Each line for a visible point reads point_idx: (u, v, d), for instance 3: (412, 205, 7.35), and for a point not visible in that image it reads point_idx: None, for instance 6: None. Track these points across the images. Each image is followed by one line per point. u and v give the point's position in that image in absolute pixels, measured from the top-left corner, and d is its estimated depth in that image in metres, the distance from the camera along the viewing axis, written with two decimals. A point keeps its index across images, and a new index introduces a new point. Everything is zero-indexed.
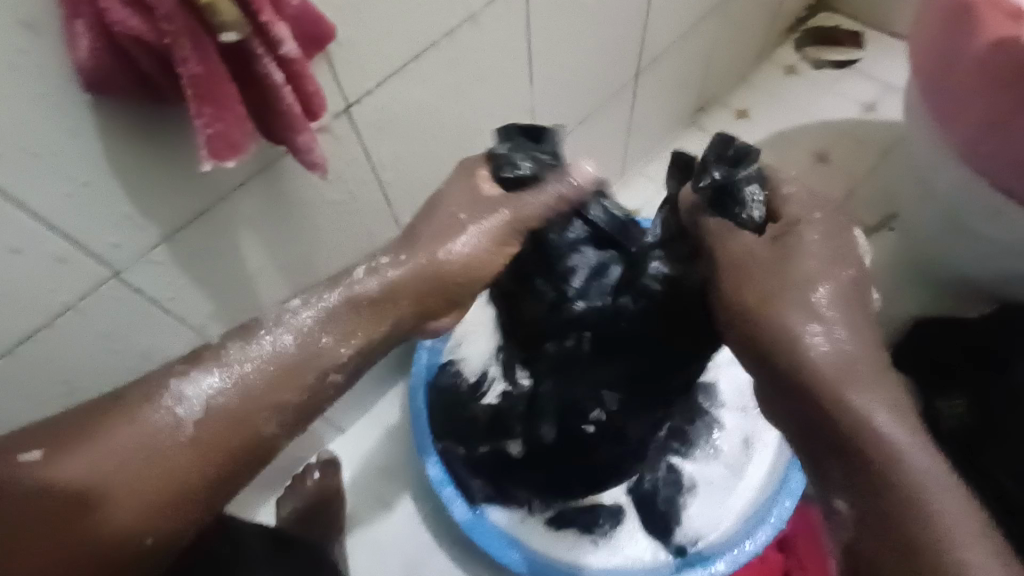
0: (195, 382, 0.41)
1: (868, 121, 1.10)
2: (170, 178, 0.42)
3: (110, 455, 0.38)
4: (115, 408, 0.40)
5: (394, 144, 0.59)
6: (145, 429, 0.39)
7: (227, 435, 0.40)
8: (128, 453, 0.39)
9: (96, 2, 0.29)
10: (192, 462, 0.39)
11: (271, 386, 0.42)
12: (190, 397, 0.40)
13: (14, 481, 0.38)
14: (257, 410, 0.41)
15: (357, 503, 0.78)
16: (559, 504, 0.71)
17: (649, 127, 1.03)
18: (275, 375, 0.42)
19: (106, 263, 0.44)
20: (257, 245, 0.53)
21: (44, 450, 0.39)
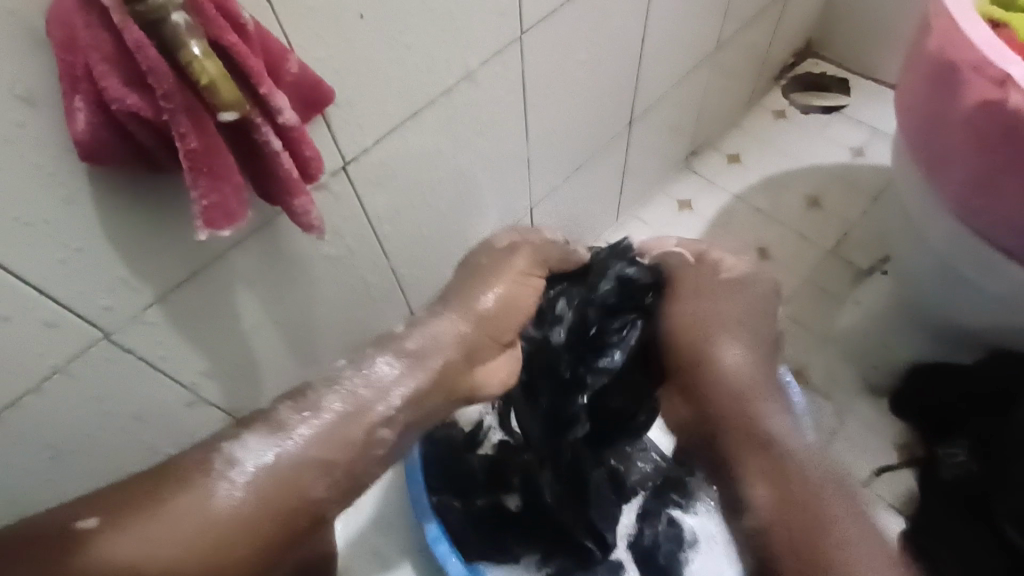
0: (249, 451, 0.44)
1: (858, 165, 1.12)
2: (165, 241, 0.42)
3: (171, 521, 0.41)
4: (173, 474, 0.43)
5: (391, 198, 0.60)
6: (196, 498, 0.42)
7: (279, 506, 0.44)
8: (185, 520, 0.41)
9: (95, 80, 0.29)
10: (245, 524, 0.42)
11: (323, 449, 0.45)
12: (246, 461, 0.44)
13: (72, 548, 0.39)
14: (309, 472, 0.45)
15: (349, 560, 0.75)
16: (559, 560, 0.68)
17: (643, 172, 1.04)
18: (326, 439, 0.46)
19: (98, 325, 0.43)
20: (252, 302, 0.53)
21: (99, 518, 0.40)
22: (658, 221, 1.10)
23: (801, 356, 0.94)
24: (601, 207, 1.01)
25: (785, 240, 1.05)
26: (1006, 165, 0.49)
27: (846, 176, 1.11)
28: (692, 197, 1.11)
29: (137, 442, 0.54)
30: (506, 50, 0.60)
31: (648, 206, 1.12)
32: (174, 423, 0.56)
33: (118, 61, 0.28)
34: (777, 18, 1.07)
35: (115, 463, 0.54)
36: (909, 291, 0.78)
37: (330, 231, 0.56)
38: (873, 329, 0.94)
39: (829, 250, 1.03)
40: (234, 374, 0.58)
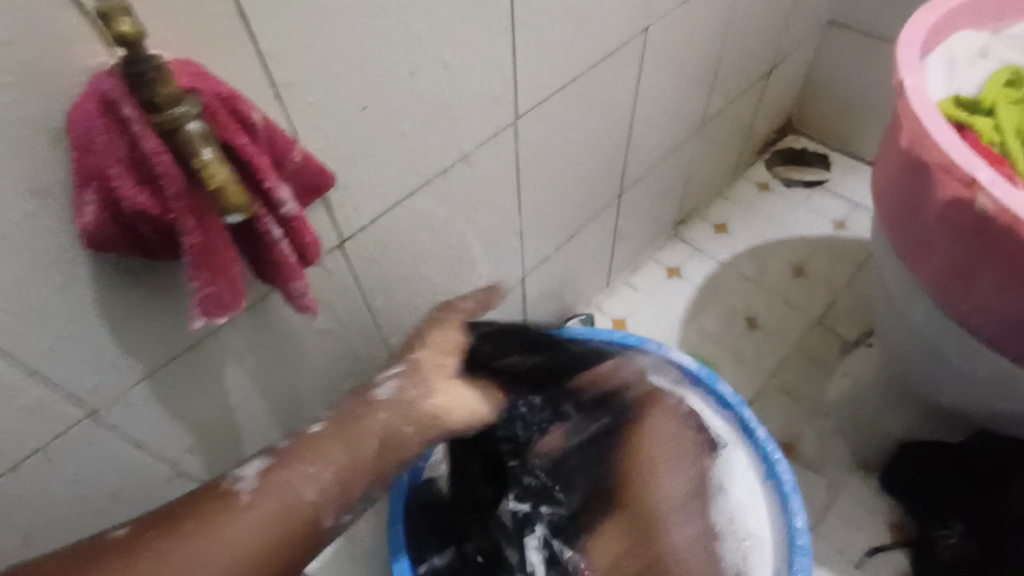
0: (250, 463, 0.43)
1: (840, 237, 1.15)
2: (160, 321, 0.43)
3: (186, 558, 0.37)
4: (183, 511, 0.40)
5: (385, 272, 0.61)
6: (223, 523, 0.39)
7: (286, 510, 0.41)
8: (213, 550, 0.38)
9: (107, 180, 0.30)
10: (257, 530, 0.39)
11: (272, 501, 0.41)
12: (245, 476, 0.42)
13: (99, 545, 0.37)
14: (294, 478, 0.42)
15: None
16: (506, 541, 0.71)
17: (632, 240, 1.07)
18: (269, 500, 0.41)
19: (84, 405, 0.43)
20: (241, 377, 0.53)
21: (127, 529, 0.38)
22: (647, 289, 1.12)
23: (790, 429, 0.94)
24: (592, 272, 1.03)
25: (772, 310, 1.07)
26: (987, 258, 0.50)
27: (828, 246, 1.14)
28: (679, 265, 1.14)
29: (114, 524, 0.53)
30: (502, 133, 0.63)
31: (637, 273, 1.14)
32: (154, 499, 0.55)
33: (132, 164, 0.30)
34: (759, 95, 1.13)
35: None
36: (892, 367, 0.80)
37: (324, 305, 0.56)
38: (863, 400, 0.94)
39: (815, 320, 1.05)
40: (218, 450, 0.57)
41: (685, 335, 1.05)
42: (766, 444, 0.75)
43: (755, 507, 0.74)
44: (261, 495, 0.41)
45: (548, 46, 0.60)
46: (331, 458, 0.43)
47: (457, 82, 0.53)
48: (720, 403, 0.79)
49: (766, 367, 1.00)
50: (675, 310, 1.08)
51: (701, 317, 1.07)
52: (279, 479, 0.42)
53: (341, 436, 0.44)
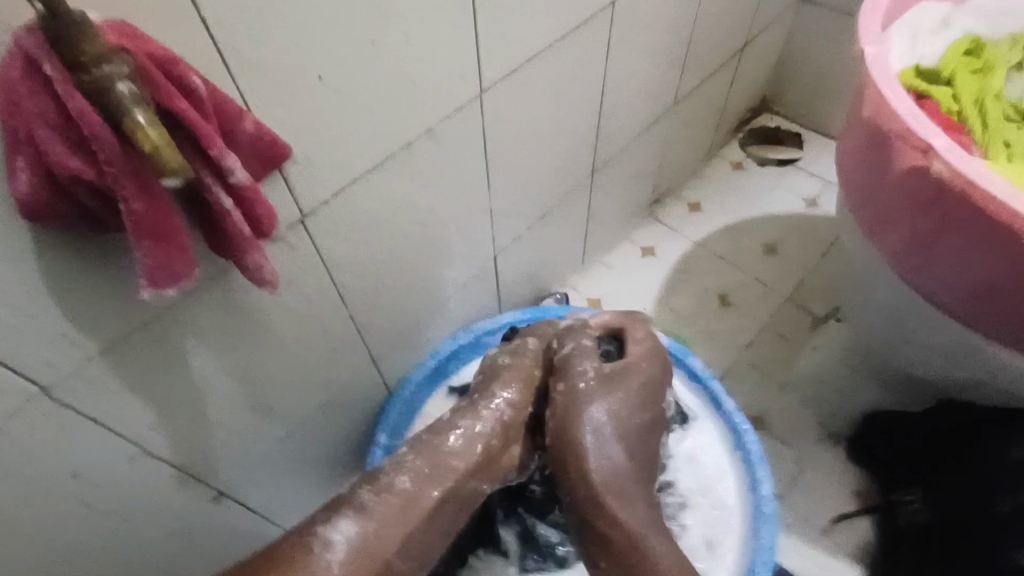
0: (341, 524, 0.50)
1: (812, 215, 1.16)
2: (113, 293, 0.42)
3: None
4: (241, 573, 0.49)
5: (350, 248, 0.60)
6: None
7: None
8: None
9: (38, 145, 0.29)
10: None
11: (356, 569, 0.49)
12: (335, 544, 0.49)
13: None
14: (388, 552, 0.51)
15: None
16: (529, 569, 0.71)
17: (606, 219, 1.07)
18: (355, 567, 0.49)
19: (35, 379, 0.42)
20: (203, 353, 0.52)
21: None
22: (621, 267, 1.12)
23: (762, 403, 0.96)
24: (566, 251, 1.03)
25: (745, 287, 1.08)
26: (942, 226, 0.51)
27: (800, 224, 1.16)
28: (654, 243, 1.15)
29: (75, 504, 0.52)
30: (469, 107, 0.62)
31: (613, 252, 1.14)
32: (116, 479, 0.54)
33: (64, 127, 0.29)
34: (733, 74, 1.13)
35: (48, 527, 0.51)
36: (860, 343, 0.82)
37: (287, 281, 0.56)
38: (832, 373, 0.96)
39: (787, 297, 1.06)
40: (183, 429, 0.56)
41: (659, 313, 1.06)
42: (735, 417, 0.77)
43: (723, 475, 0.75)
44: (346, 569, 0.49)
45: (514, 17, 0.60)
46: (394, 532, 0.52)
47: (420, 54, 0.52)
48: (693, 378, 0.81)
49: (738, 342, 1.02)
50: (650, 287, 1.09)
51: (676, 295, 1.08)
52: (362, 548, 0.50)
53: (408, 515, 0.53)
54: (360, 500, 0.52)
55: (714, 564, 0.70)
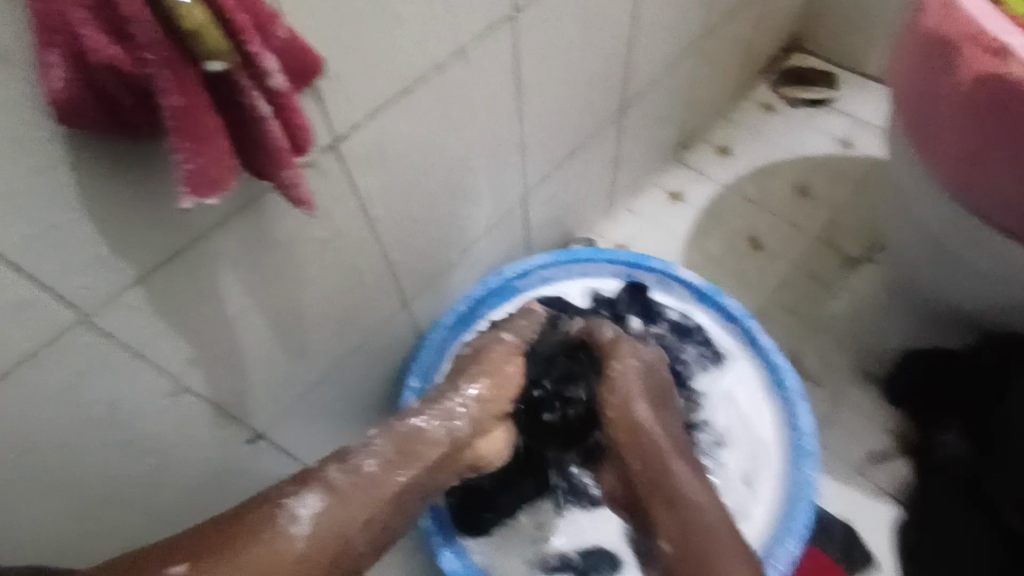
0: (307, 498, 0.50)
1: (845, 155, 1.12)
2: (150, 213, 0.41)
3: None
4: (238, 531, 0.47)
5: (382, 178, 0.58)
6: (279, 544, 0.47)
7: (327, 550, 0.49)
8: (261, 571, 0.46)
9: (71, 30, 0.27)
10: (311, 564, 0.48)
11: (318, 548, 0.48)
12: (302, 516, 0.49)
13: None
14: (348, 527, 0.50)
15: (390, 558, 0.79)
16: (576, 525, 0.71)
17: (632, 162, 1.03)
18: (322, 539, 0.49)
19: (74, 306, 0.41)
20: (238, 287, 0.51)
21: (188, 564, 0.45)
22: (647, 212, 1.09)
23: (796, 344, 0.94)
24: (591, 196, 1.00)
25: (776, 230, 1.05)
26: (1009, 137, 0.49)
27: (832, 165, 1.11)
28: (680, 188, 1.11)
29: (117, 436, 0.52)
30: (499, 29, 0.59)
31: (637, 197, 1.11)
32: (157, 414, 0.53)
33: (99, 8, 0.27)
34: (764, 8, 1.07)
35: (93, 459, 0.51)
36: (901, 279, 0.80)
37: (319, 212, 0.54)
38: (868, 315, 0.94)
39: (819, 239, 1.03)
40: (221, 365, 0.55)
41: (687, 257, 1.04)
42: (773, 355, 0.76)
43: (761, 415, 0.75)
44: (314, 539, 0.48)
45: None
46: (359, 508, 0.51)
47: None
48: (728, 318, 0.80)
49: (770, 285, 0.99)
50: (677, 232, 1.06)
51: (706, 240, 1.05)
52: (327, 526, 0.49)
53: (373, 492, 0.52)
54: (331, 477, 0.51)
55: (754, 502, 0.70)
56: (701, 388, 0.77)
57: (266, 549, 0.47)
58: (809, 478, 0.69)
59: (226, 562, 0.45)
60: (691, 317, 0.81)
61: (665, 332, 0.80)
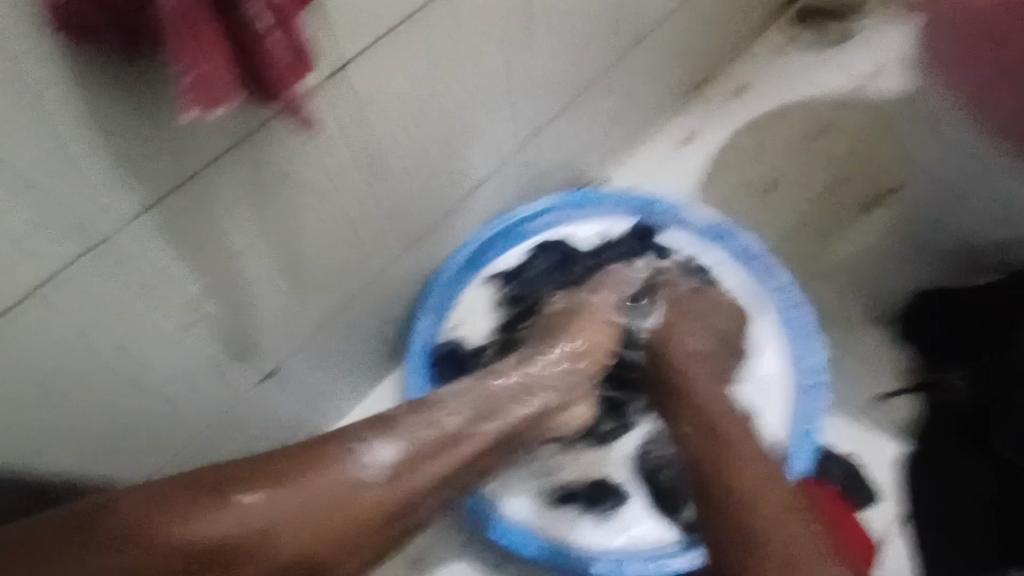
0: (383, 446, 0.56)
1: (868, 92, 1.07)
2: (157, 133, 0.43)
3: (303, 510, 0.52)
4: (297, 464, 0.54)
5: (383, 105, 0.57)
6: (342, 489, 0.53)
7: (376, 518, 0.55)
8: (312, 517, 0.52)
9: None
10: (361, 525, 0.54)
11: (316, 514, 0.52)
12: (380, 459, 0.55)
13: (173, 546, 0.48)
14: (356, 511, 0.54)
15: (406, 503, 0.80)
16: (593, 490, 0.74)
17: (645, 101, 1.00)
18: (319, 510, 0.52)
19: (91, 226, 0.43)
20: (246, 214, 0.52)
21: (259, 494, 0.51)
22: (665, 151, 1.05)
23: (809, 285, 0.93)
24: (606, 135, 0.96)
25: (792, 172, 1.02)
26: None
27: (854, 103, 1.07)
28: (697, 127, 1.07)
29: (132, 363, 0.53)
30: None
31: (655, 136, 1.07)
32: (170, 344, 0.54)
33: None
34: None
35: (110, 386, 0.53)
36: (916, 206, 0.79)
37: (321, 137, 0.53)
38: (881, 253, 0.92)
39: (836, 179, 1.01)
40: (233, 297, 0.56)
41: (700, 199, 1.01)
42: (780, 296, 0.77)
43: (765, 356, 0.77)
44: (387, 489, 0.55)
45: None
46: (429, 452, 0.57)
47: None
48: (739, 256, 0.81)
49: (783, 227, 0.98)
50: (692, 172, 1.03)
51: (719, 184, 1.02)
52: (402, 466, 0.56)
53: (413, 484, 0.56)
54: (399, 429, 0.57)
55: (757, 439, 0.72)
56: None
57: (325, 481, 0.53)
58: (811, 415, 0.71)
59: (282, 481, 0.52)
60: (699, 259, 0.81)
61: (672, 272, 0.80)
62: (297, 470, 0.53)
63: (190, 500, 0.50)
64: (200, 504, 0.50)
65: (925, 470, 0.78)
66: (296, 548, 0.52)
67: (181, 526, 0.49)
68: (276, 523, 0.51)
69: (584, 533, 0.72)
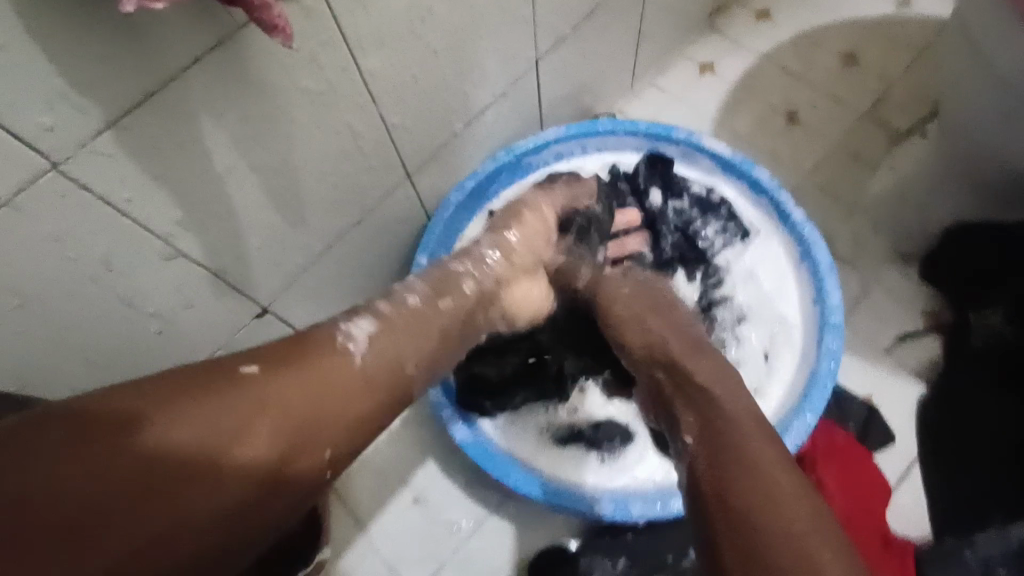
0: (358, 321, 0.48)
1: (905, 17, 0.97)
2: (107, 41, 0.37)
3: (304, 397, 0.41)
4: (302, 345, 0.45)
5: (375, 26, 0.51)
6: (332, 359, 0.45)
7: (381, 376, 0.46)
8: (323, 390, 0.42)
9: None
10: (364, 392, 0.45)
11: (326, 399, 0.42)
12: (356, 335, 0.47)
13: (232, 382, 0.39)
14: (361, 397, 0.44)
15: (401, 448, 0.79)
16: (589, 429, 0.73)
17: (661, 26, 0.91)
18: (330, 396, 0.43)
19: (41, 148, 0.39)
20: (224, 139, 0.48)
21: (258, 366, 0.41)
22: (677, 87, 0.97)
23: (829, 225, 0.88)
24: (613, 68, 0.89)
25: (818, 103, 0.94)
26: None
27: (888, 28, 0.97)
28: (714, 58, 0.98)
29: (114, 299, 0.50)
30: None
31: (665, 71, 0.98)
32: (151, 280, 0.52)
33: None
34: None
35: (93, 320, 0.51)
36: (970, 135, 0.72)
37: (307, 60, 0.48)
38: (907, 190, 0.87)
39: (863, 112, 0.93)
40: (217, 231, 0.53)
41: (715, 134, 0.95)
42: (801, 228, 0.73)
43: (784, 291, 0.73)
44: (372, 356, 0.46)
45: None
46: (408, 342, 0.49)
47: None
48: (755, 189, 0.75)
49: (806, 163, 0.91)
50: (707, 107, 0.96)
51: (738, 116, 0.95)
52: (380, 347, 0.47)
53: (422, 324, 0.51)
54: (378, 307, 0.50)
55: (771, 377, 0.70)
56: (725, 264, 0.75)
57: (334, 363, 0.44)
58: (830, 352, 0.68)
59: (291, 362, 0.43)
60: (715, 192, 0.77)
61: (686, 206, 0.76)
62: (299, 360, 0.44)
63: (203, 391, 0.38)
64: (211, 400, 0.38)
65: (942, 411, 0.76)
66: (328, 441, 0.42)
67: (179, 417, 0.37)
68: (295, 427, 0.40)
69: (587, 472, 0.71)
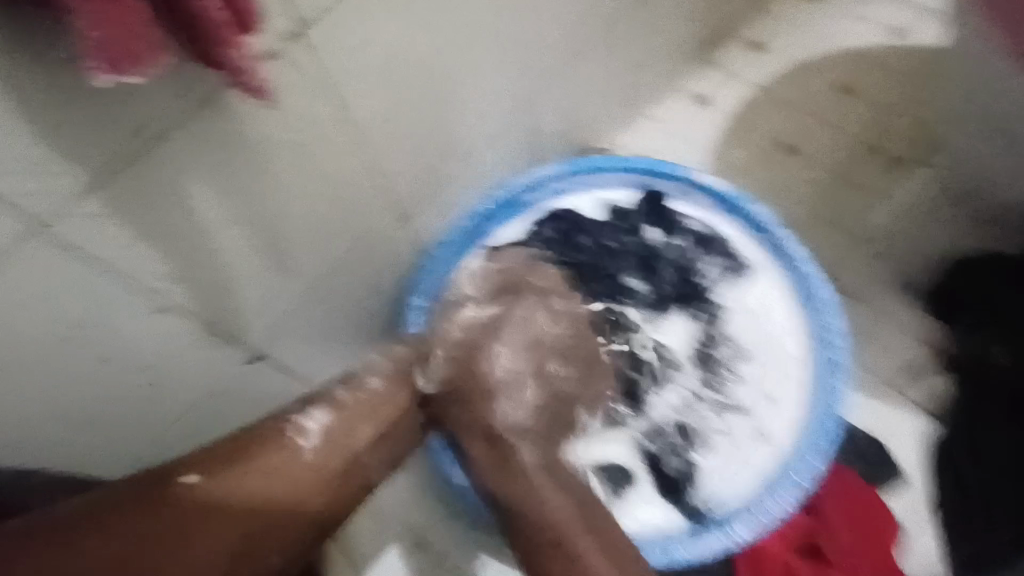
0: (314, 412, 0.53)
1: (899, 48, 0.97)
2: (83, 112, 0.38)
3: (250, 489, 0.49)
4: (244, 446, 0.50)
5: (360, 77, 0.52)
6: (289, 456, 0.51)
7: (331, 476, 0.52)
8: (270, 483, 0.49)
9: None
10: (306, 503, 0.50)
11: (273, 499, 0.49)
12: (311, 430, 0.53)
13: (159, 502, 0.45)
14: (314, 485, 0.51)
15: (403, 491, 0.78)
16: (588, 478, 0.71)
17: (654, 62, 0.91)
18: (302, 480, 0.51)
19: (28, 212, 0.39)
20: (210, 197, 0.48)
21: (195, 477, 0.47)
22: (672, 121, 0.97)
23: (834, 256, 0.86)
24: (606, 105, 0.89)
25: (814, 134, 0.94)
26: None
27: (882, 59, 0.97)
28: (709, 92, 0.98)
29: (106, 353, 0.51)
30: None
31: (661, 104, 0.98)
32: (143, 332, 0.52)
33: None
34: None
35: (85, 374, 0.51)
36: (973, 162, 0.71)
37: (294, 113, 0.49)
38: (909, 220, 0.86)
39: (860, 142, 0.92)
40: (209, 283, 0.53)
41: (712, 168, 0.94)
42: (802, 265, 0.72)
43: (787, 327, 0.71)
44: (324, 449, 0.52)
45: None
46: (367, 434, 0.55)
47: None
48: (755, 225, 0.74)
49: (805, 195, 0.91)
50: (703, 141, 0.96)
51: (735, 150, 0.95)
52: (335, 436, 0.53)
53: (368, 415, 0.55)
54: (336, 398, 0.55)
55: (775, 415, 0.69)
56: (724, 299, 0.73)
57: (283, 461, 0.50)
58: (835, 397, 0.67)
59: (231, 463, 0.49)
60: (714, 229, 0.76)
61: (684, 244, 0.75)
62: (237, 454, 0.50)
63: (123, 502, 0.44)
64: (145, 506, 0.45)
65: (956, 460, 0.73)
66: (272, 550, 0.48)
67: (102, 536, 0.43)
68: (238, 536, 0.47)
69: None
